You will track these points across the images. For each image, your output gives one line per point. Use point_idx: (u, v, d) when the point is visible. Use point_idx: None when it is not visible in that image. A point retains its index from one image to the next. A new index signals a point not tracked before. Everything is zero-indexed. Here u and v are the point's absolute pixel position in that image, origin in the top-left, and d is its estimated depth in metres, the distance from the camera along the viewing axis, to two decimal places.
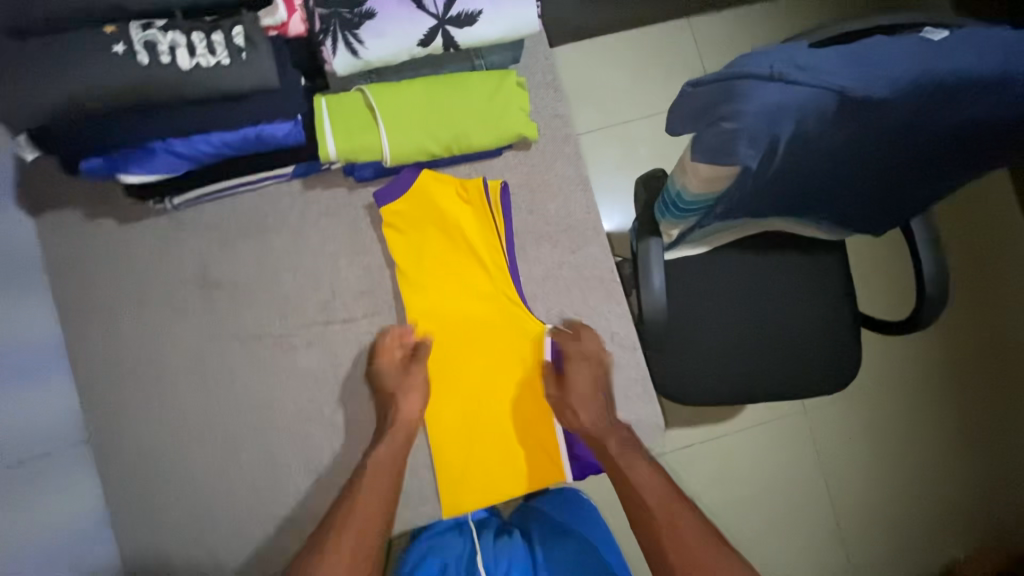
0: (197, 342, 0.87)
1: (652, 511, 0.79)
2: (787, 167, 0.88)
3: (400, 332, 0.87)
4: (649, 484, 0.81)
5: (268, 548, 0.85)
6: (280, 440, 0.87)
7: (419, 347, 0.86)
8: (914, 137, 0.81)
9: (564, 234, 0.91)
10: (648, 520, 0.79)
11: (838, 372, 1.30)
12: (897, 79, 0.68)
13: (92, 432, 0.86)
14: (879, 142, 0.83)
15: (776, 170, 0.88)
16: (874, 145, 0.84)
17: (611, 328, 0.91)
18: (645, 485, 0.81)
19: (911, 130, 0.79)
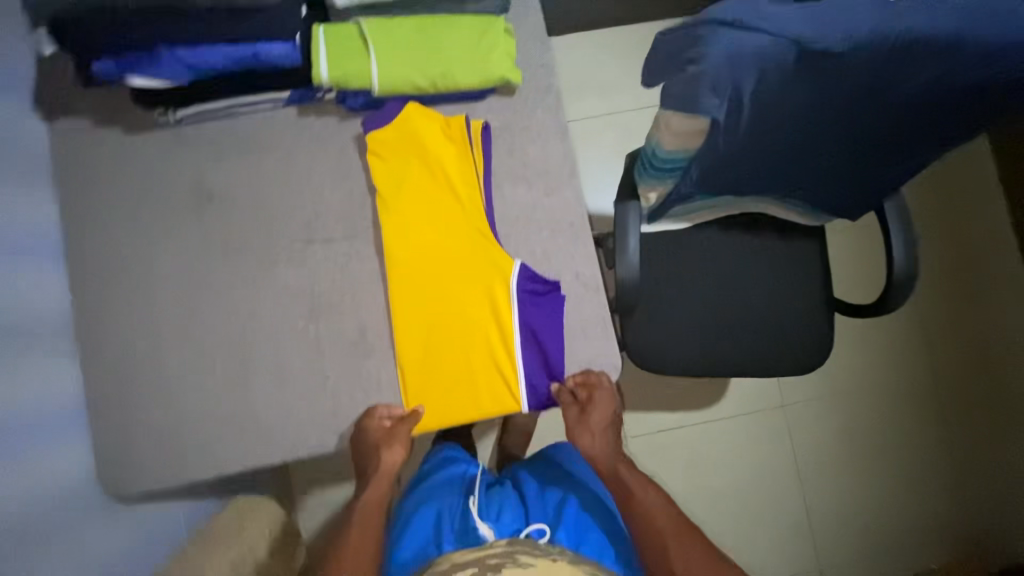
0: (185, 248, 0.92)
1: (656, 534, 0.90)
2: (758, 127, 0.90)
3: (384, 410, 0.90)
4: (656, 510, 0.93)
5: (235, 447, 0.90)
6: (254, 347, 0.91)
7: (408, 415, 0.90)
8: (879, 101, 0.84)
9: (539, 177, 0.96)
10: (654, 539, 0.90)
11: (809, 354, 1.32)
12: (852, 33, 0.70)
13: (83, 325, 0.91)
14: (843, 109, 0.87)
15: (748, 130, 0.91)
16: (839, 113, 0.88)
17: (576, 269, 0.95)
18: (652, 510, 0.93)
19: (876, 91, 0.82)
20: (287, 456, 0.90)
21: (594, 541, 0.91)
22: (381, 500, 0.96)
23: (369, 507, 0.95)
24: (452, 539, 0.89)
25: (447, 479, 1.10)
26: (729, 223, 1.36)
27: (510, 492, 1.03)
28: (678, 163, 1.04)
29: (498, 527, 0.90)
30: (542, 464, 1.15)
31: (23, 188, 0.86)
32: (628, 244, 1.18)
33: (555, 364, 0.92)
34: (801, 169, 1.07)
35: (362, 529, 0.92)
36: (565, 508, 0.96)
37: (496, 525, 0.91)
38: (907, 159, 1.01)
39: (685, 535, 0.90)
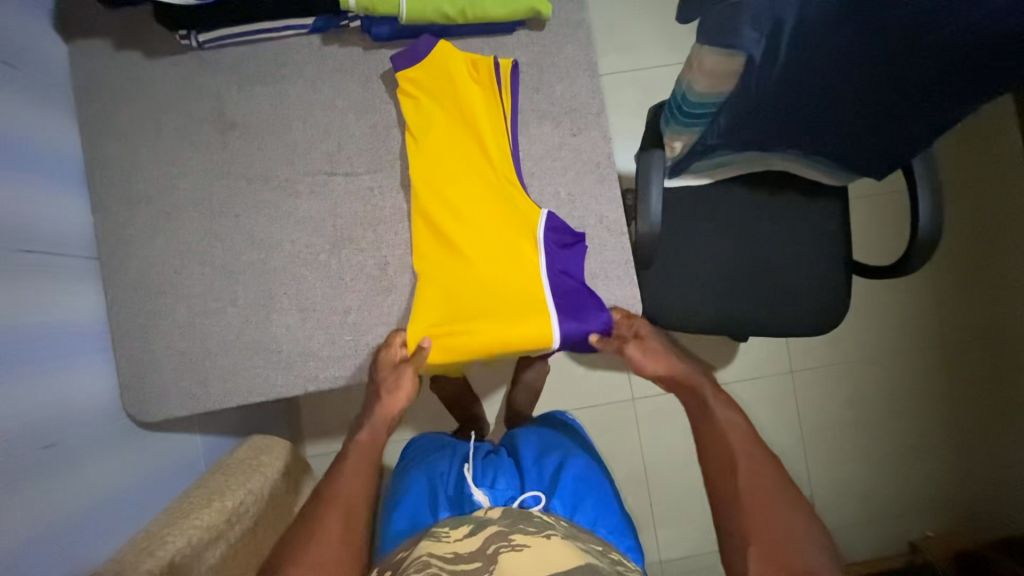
0: (206, 177, 0.91)
1: (722, 448, 0.81)
2: (792, 75, 0.88)
3: (397, 338, 0.89)
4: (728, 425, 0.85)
5: (257, 376, 0.90)
6: (275, 278, 0.91)
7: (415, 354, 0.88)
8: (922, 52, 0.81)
9: (566, 116, 0.94)
10: (718, 452, 0.81)
11: (825, 315, 1.32)
12: None
13: (104, 250, 0.91)
14: (879, 59, 0.84)
15: (783, 77, 0.89)
16: (875, 63, 0.85)
17: (600, 212, 0.93)
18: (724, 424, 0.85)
19: (919, 42, 0.79)
20: (307, 388, 0.91)
21: (588, 509, 0.95)
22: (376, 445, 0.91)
23: (366, 446, 0.90)
24: (448, 506, 0.95)
25: (446, 450, 1.15)
26: (751, 181, 1.34)
27: (506, 461, 1.07)
28: (707, 108, 1.02)
29: (493, 494, 0.95)
30: (543, 431, 1.20)
31: (43, 107, 0.84)
32: (650, 198, 1.15)
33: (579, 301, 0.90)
34: (831, 122, 1.04)
35: (354, 471, 0.86)
36: (559, 478, 1.00)
37: (490, 491, 0.95)
38: (942, 115, 0.97)
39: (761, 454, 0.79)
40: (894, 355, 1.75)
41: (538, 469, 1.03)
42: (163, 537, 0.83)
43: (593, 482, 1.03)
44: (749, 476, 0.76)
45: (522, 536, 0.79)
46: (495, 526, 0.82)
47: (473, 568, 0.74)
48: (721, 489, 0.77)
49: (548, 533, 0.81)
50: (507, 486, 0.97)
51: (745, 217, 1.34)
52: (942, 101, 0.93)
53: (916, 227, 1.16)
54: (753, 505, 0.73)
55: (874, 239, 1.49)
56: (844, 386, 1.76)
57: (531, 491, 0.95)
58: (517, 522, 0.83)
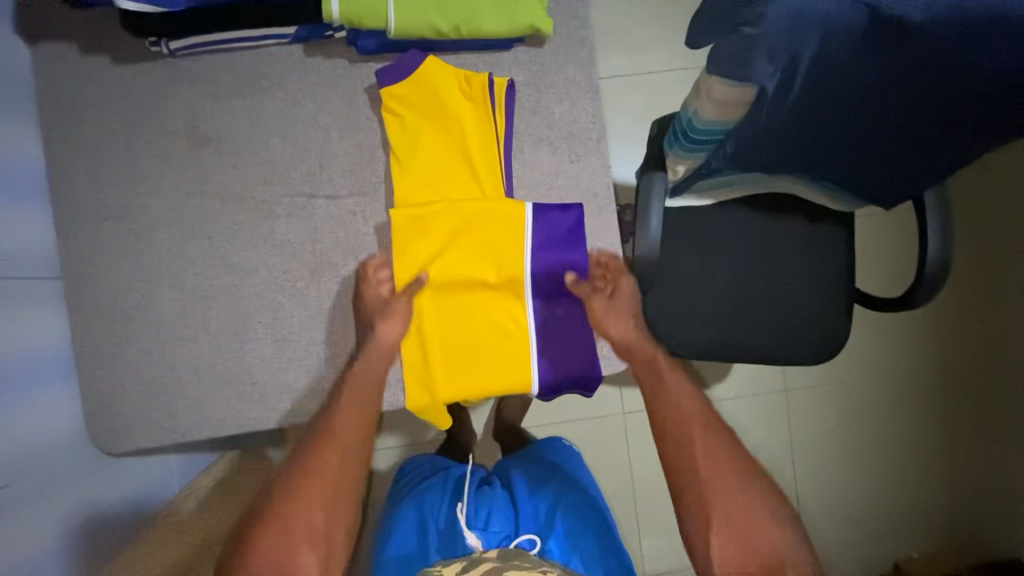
0: (178, 196, 0.85)
1: (678, 427, 0.83)
2: (802, 110, 0.83)
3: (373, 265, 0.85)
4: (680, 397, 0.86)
5: (230, 408, 0.86)
6: (250, 306, 0.86)
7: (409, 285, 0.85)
8: (943, 92, 0.76)
9: (564, 142, 0.88)
10: (676, 428, 0.83)
11: (824, 346, 1.28)
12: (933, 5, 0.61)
13: (67, 269, 0.85)
14: (895, 96, 0.79)
15: (794, 111, 0.84)
16: (893, 98, 0.80)
17: (596, 245, 0.89)
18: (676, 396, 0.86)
19: (940, 82, 0.74)
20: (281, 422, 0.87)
21: (583, 555, 0.95)
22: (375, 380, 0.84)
23: (364, 382, 0.83)
24: (440, 550, 0.94)
25: (437, 477, 1.13)
26: (755, 203, 1.29)
27: (499, 495, 1.05)
28: (713, 135, 0.96)
29: (485, 536, 0.95)
30: (537, 459, 1.19)
31: (1, 116, 0.78)
32: (650, 222, 1.10)
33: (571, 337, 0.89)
34: (841, 154, 0.99)
35: (349, 411, 0.81)
36: (555, 519, 0.99)
37: (483, 534, 0.95)
38: (965, 150, 0.91)
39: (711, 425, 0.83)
40: (890, 377, 1.72)
41: (533, 506, 1.02)
42: None
43: (589, 520, 1.02)
44: (708, 457, 0.79)
45: (517, 571, 0.82)
46: (488, 562, 0.85)
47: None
48: (678, 459, 0.80)
49: (543, 568, 0.84)
50: (500, 527, 0.97)
51: (748, 240, 1.29)
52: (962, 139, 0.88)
53: (922, 264, 1.12)
54: (712, 484, 0.77)
55: (876, 264, 1.46)
56: (840, 407, 1.73)
57: (526, 534, 0.96)
58: (512, 559, 0.86)
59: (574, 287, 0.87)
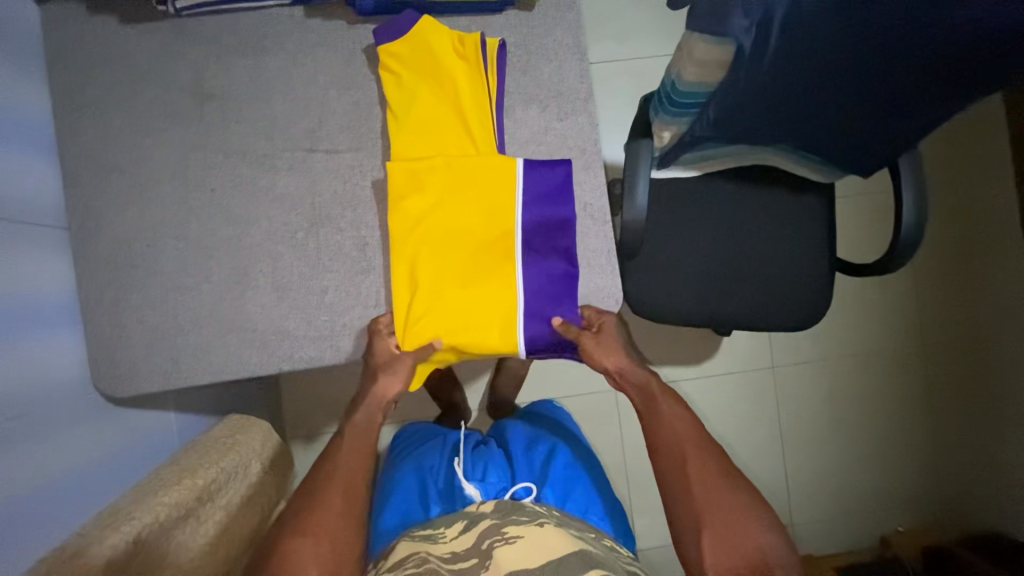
0: (182, 149, 0.89)
1: (671, 448, 0.83)
2: (779, 68, 0.87)
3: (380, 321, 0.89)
4: (675, 418, 0.87)
5: (230, 353, 0.89)
6: (250, 256, 0.89)
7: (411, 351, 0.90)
8: (919, 47, 0.79)
9: (553, 100, 0.92)
10: (668, 447, 0.84)
11: (808, 312, 1.32)
12: None
13: (73, 220, 0.89)
14: (871, 53, 0.82)
15: (773, 70, 0.88)
16: (890, 50, 0.81)
17: (584, 200, 0.92)
18: (670, 418, 0.87)
19: (916, 36, 0.76)
20: (281, 367, 0.90)
21: (578, 496, 0.97)
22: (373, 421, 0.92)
23: (362, 424, 0.91)
24: (440, 501, 0.96)
25: (435, 444, 1.16)
26: (740, 175, 1.33)
27: (495, 453, 1.07)
28: (697, 98, 1.01)
29: (483, 487, 0.94)
30: (532, 423, 1.21)
31: (13, 68, 0.82)
32: (637, 186, 1.14)
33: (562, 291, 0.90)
34: (824, 118, 1.03)
35: (351, 450, 0.87)
36: (549, 466, 1.01)
37: (481, 484, 0.95)
38: (944, 105, 0.94)
39: (706, 446, 0.83)
40: (875, 353, 1.77)
41: (528, 460, 1.04)
42: (129, 513, 0.81)
43: (583, 470, 1.05)
44: (700, 470, 0.80)
45: (516, 527, 0.79)
46: (488, 520, 0.82)
47: (470, 565, 0.74)
48: (672, 477, 0.81)
49: (542, 521, 0.81)
50: (498, 478, 0.98)
51: (732, 210, 1.34)
52: (941, 94, 0.91)
53: (897, 229, 1.17)
54: (704, 499, 0.77)
55: (857, 238, 1.51)
56: (827, 383, 1.78)
57: (522, 482, 0.95)
58: (510, 514, 0.83)
59: (563, 330, 0.91)
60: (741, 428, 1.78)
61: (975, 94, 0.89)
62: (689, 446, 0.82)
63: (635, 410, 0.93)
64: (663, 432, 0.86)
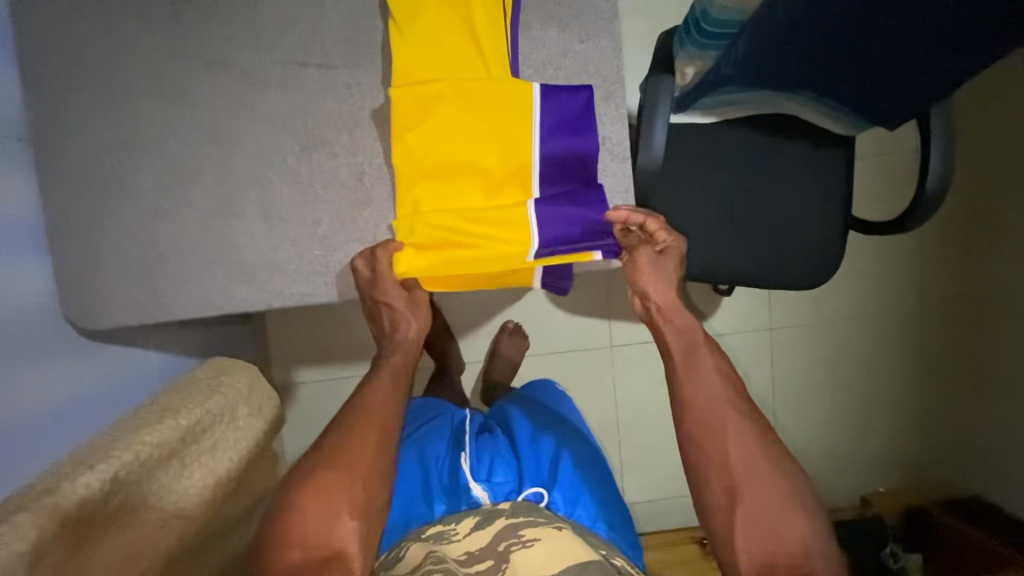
0: (156, 55, 0.78)
1: (710, 415, 0.79)
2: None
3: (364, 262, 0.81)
4: (715, 376, 0.82)
5: (215, 286, 0.82)
6: (236, 180, 0.81)
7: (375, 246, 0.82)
8: None
9: (574, 19, 0.83)
10: (704, 410, 0.79)
11: (817, 270, 1.29)
12: None
13: (36, 132, 0.79)
14: None
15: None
16: None
17: (603, 133, 0.85)
18: (705, 376, 0.82)
19: None
20: (271, 304, 0.83)
21: (588, 502, 0.93)
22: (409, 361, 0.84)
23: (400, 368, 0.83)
24: (444, 499, 0.94)
25: (440, 424, 1.11)
26: (760, 123, 1.26)
27: (501, 443, 1.03)
28: (727, 29, 0.93)
29: (492, 489, 0.93)
30: (538, 412, 1.16)
31: None
32: (655, 126, 1.06)
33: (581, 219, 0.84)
34: (851, 66, 0.97)
35: (382, 384, 0.80)
36: (558, 468, 0.97)
37: (489, 486, 0.94)
38: (968, 59, 0.89)
39: (743, 415, 0.79)
40: (875, 319, 1.76)
41: (535, 455, 0.99)
42: (107, 450, 0.76)
43: (591, 471, 1.00)
44: (738, 442, 0.76)
45: (532, 529, 0.79)
46: (502, 520, 0.83)
47: (487, 567, 0.75)
48: (702, 452, 0.77)
49: (558, 524, 0.82)
50: (505, 478, 0.95)
51: (748, 160, 1.27)
52: (964, 49, 0.87)
53: (924, 183, 1.12)
54: (743, 477, 0.74)
55: (873, 197, 1.46)
56: (825, 347, 1.77)
57: (532, 487, 0.92)
58: (528, 515, 0.84)
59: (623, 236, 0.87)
60: None
61: (994, 51, 0.86)
62: (730, 417, 0.78)
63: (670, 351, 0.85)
64: (701, 394, 0.80)
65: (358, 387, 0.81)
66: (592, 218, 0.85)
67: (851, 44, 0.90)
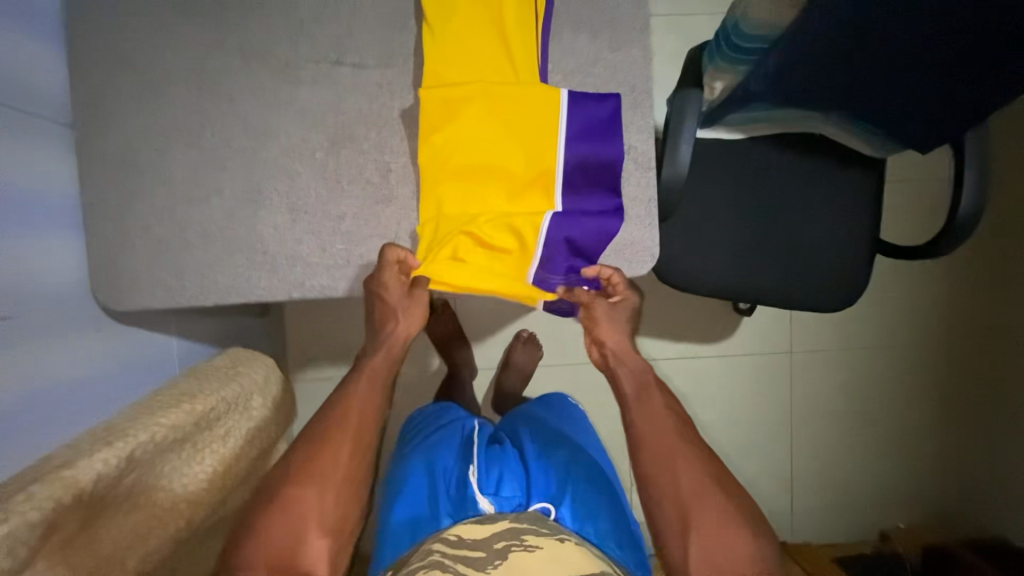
0: (198, 49, 0.81)
1: (662, 447, 0.84)
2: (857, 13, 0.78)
3: (394, 254, 0.82)
4: (665, 413, 0.89)
5: (237, 274, 0.84)
6: (266, 172, 0.83)
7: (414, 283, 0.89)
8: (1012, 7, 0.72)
9: (606, 28, 0.83)
10: (655, 449, 0.84)
11: (841, 294, 1.26)
12: None
13: (80, 116, 0.82)
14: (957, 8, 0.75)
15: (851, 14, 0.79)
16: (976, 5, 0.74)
17: (629, 142, 0.85)
18: (659, 412, 0.89)
19: None
20: (291, 295, 0.85)
21: (599, 521, 0.88)
22: (391, 362, 0.92)
23: (381, 370, 0.90)
24: (450, 510, 0.88)
25: (448, 432, 1.08)
26: (788, 141, 1.25)
27: (511, 456, 0.99)
28: (760, 42, 0.93)
29: (498, 503, 0.87)
30: (549, 427, 1.12)
31: None
32: (681, 140, 1.05)
33: (590, 242, 0.86)
34: (884, 86, 0.95)
35: (367, 384, 0.87)
36: (568, 486, 0.92)
37: (496, 499, 0.88)
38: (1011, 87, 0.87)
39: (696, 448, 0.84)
40: (899, 348, 1.71)
41: (546, 470, 0.96)
42: (124, 430, 0.77)
43: (603, 488, 0.97)
44: (690, 476, 0.80)
45: (535, 536, 0.77)
46: (505, 521, 0.81)
47: (477, 558, 0.73)
48: (659, 479, 0.81)
49: (562, 535, 0.79)
50: (513, 492, 0.89)
51: (774, 179, 1.26)
52: (1005, 77, 0.85)
53: (955, 208, 1.09)
54: (691, 500, 0.78)
55: (902, 223, 1.43)
56: (846, 374, 1.72)
57: (540, 502, 0.88)
58: (532, 521, 0.81)
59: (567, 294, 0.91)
60: (750, 410, 1.73)
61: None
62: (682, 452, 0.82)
63: (623, 395, 0.94)
64: (651, 431, 0.86)
65: (340, 385, 0.89)
66: (609, 240, 0.86)
67: (887, 62, 0.89)
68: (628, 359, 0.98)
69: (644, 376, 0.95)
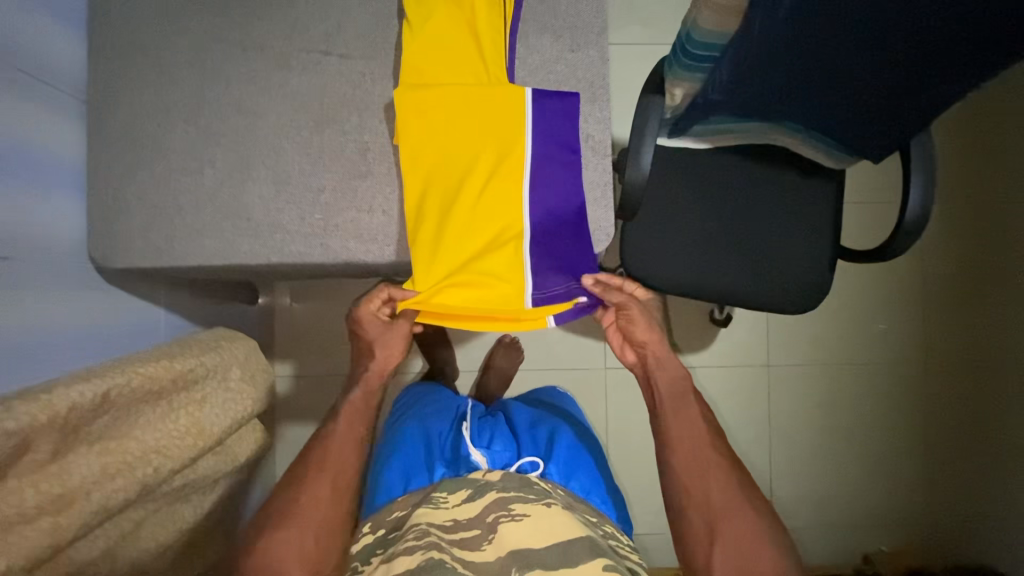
0: (202, 38, 0.91)
1: (696, 458, 0.89)
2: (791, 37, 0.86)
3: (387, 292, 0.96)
4: (694, 420, 0.94)
5: (222, 238, 0.91)
6: (255, 147, 0.91)
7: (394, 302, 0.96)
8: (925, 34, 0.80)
9: (567, 31, 0.93)
10: (684, 458, 0.90)
11: (805, 296, 1.31)
12: None
13: (93, 93, 0.92)
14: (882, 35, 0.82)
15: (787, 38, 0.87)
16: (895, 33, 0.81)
17: (587, 131, 0.93)
18: (692, 416, 0.94)
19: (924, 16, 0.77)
20: (270, 259, 0.92)
21: (580, 477, 0.99)
22: (369, 399, 0.98)
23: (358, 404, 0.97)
24: (445, 465, 0.98)
25: (442, 408, 1.18)
26: (751, 152, 1.33)
27: (502, 425, 1.09)
28: (712, 50, 0.99)
29: (490, 455, 0.97)
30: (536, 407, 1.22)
31: None
32: (644, 144, 1.14)
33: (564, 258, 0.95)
34: (828, 103, 1.03)
35: (349, 425, 0.93)
36: (555, 444, 1.03)
37: (487, 452, 0.98)
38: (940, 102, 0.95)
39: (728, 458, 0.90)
40: (878, 365, 1.73)
41: (533, 438, 1.06)
42: (104, 372, 0.82)
43: (585, 451, 1.07)
44: (722, 485, 0.86)
45: (522, 504, 0.81)
46: (493, 491, 0.84)
47: (472, 536, 0.78)
48: (693, 486, 0.87)
49: (548, 500, 0.83)
50: (504, 448, 0.99)
51: (738, 186, 1.34)
52: (933, 93, 0.93)
53: (903, 212, 1.16)
54: (723, 512, 0.84)
55: None
56: (825, 389, 1.74)
57: (528, 457, 0.98)
58: (518, 490, 0.85)
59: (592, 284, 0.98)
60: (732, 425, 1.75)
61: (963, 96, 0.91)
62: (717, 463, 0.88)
63: (658, 400, 0.97)
64: (683, 436, 0.92)
65: (322, 427, 0.95)
66: (572, 233, 0.93)
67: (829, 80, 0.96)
68: (668, 364, 1.00)
69: (679, 386, 0.97)
